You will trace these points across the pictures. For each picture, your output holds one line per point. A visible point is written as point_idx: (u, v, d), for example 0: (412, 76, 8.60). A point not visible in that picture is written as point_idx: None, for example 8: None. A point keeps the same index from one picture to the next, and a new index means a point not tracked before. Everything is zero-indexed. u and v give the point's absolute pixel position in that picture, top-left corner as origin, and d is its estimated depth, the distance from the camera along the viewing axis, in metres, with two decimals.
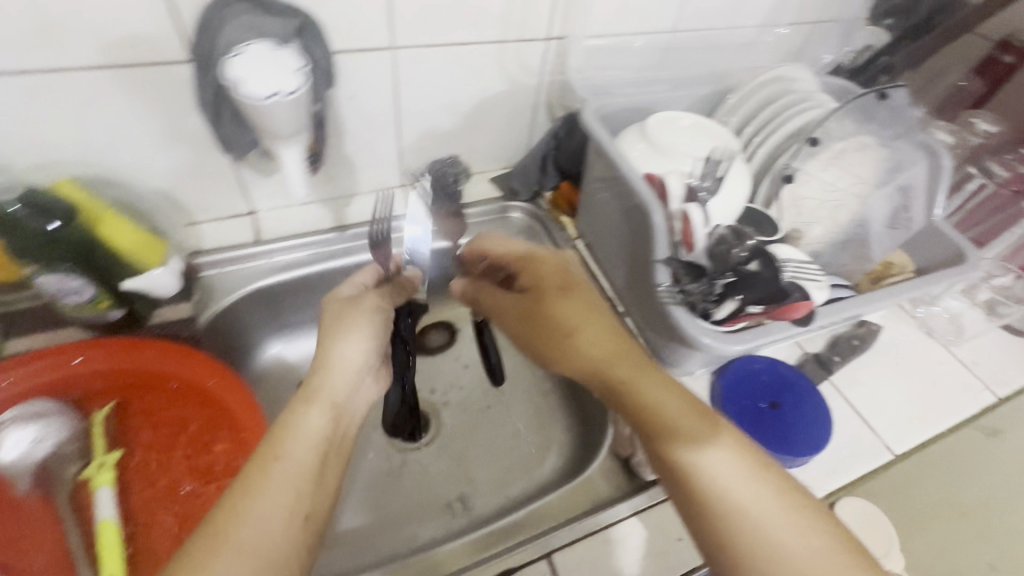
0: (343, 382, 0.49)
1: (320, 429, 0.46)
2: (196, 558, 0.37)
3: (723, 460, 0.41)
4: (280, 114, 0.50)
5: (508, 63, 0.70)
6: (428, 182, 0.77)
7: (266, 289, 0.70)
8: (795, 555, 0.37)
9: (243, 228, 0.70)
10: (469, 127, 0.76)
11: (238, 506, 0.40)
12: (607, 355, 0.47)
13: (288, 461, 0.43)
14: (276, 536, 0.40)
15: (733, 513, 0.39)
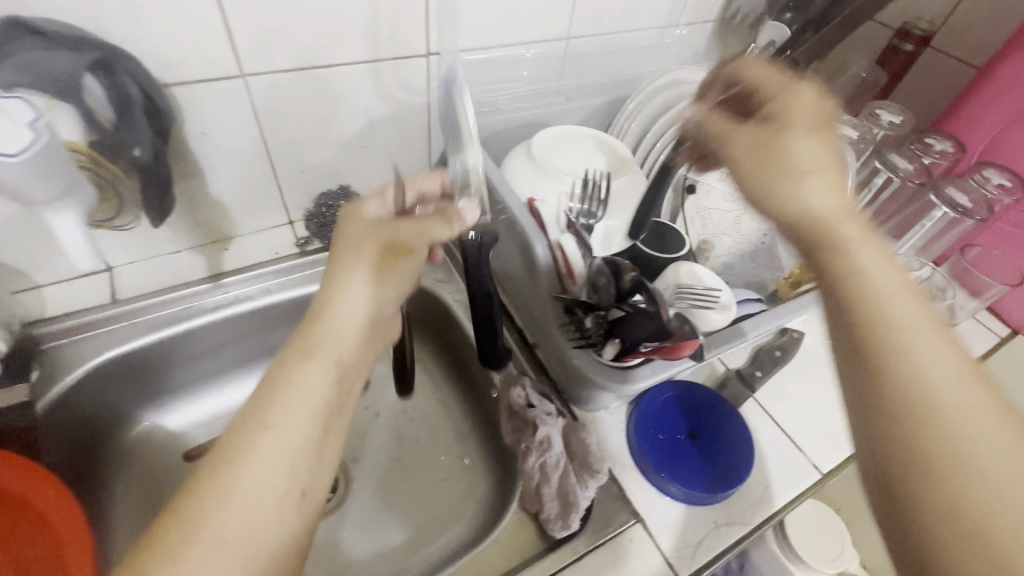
0: (358, 334, 0.38)
1: (323, 390, 0.34)
2: (158, 559, 0.27)
3: (932, 364, 0.28)
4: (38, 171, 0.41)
5: (388, 81, 0.64)
6: (316, 218, 0.71)
7: (129, 355, 0.60)
8: (991, 460, 0.25)
9: (98, 288, 0.62)
10: (357, 153, 0.70)
11: (219, 489, 0.30)
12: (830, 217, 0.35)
13: (282, 432, 0.32)
14: (260, 528, 0.30)
15: (935, 422, 0.27)
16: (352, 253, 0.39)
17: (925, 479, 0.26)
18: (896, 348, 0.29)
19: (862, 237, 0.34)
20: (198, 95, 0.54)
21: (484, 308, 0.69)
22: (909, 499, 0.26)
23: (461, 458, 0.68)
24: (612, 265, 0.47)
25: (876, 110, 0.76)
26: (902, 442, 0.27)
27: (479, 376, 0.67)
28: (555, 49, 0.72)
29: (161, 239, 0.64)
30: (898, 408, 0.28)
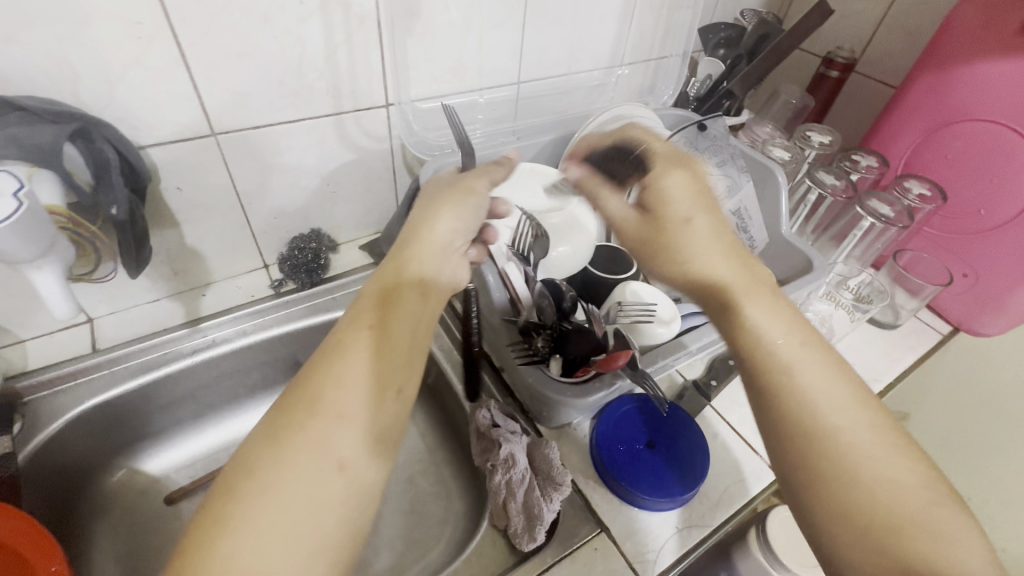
0: (437, 258, 0.45)
1: (415, 300, 0.41)
2: (295, 417, 0.33)
3: (813, 390, 0.39)
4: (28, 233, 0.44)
5: (350, 131, 0.69)
6: (290, 260, 0.74)
7: (111, 401, 0.63)
8: (868, 466, 0.35)
9: (79, 340, 0.64)
10: (326, 198, 0.74)
11: (335, 369, 0.35)
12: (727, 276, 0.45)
13: (381, 333, 0.38)
14: (372, 407, 0.35)
15: (833, 448, 0.36)
16: (421, 206, 0.47)
17: (819, 481, 0.36)
18: (792, 389, 0.39)
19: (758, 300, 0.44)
20: (173, 155, 0.59)
21: (452, 335, 0.72)
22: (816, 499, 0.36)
23: (439, 484, 0.69)
24: (553, 290, 0.55)
25: (807, 133, 0.83)
26: (803, 461, 0.37)
27: (451, 401, 0.69)
28: (505, 93, 0.78)
29: (140, 289, 0.67)
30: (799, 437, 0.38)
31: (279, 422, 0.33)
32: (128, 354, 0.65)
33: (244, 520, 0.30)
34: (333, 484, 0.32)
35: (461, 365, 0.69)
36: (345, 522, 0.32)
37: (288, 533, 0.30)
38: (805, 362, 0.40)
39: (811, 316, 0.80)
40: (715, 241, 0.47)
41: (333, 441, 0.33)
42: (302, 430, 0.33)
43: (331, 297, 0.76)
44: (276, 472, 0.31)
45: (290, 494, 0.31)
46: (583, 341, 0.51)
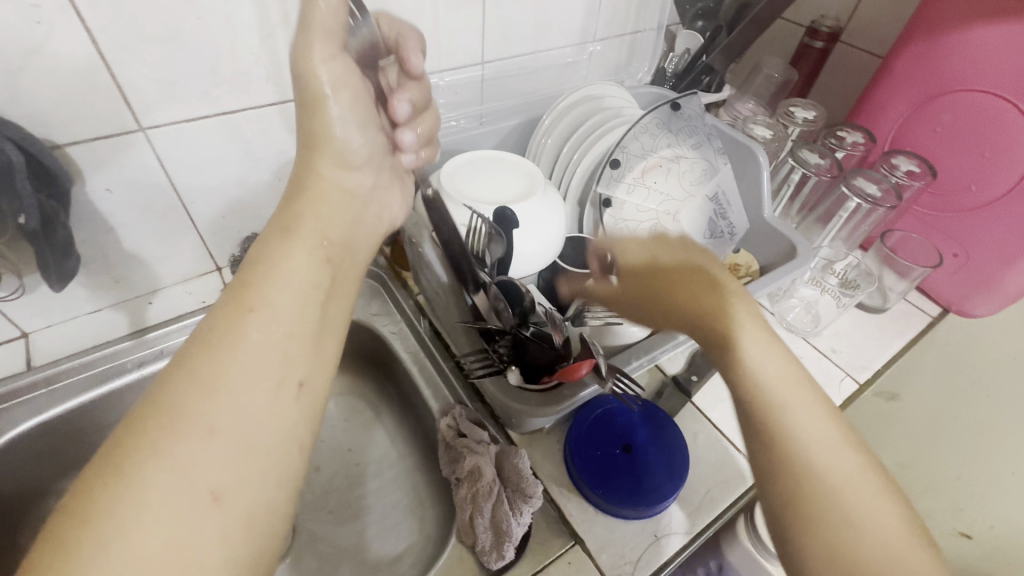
0: (330, 222, 0.40)
1: (307, 270, 0.36)
2: (147, 434, 0.27)
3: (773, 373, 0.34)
4: None
5: (299, 121, 0.64)
6: (243, 262, 0.70)
7: (49, 421, 0.58)
8: (826, 462, 0.32)
9: (12, 356, 0.60)
10: (279, 194, 0.69)
11: (204, 368, 0.30)
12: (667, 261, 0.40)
13: (265, 317, 0.32)
14: (257, 409, 0.30)
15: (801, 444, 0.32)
16: (303, 148, 0.42)
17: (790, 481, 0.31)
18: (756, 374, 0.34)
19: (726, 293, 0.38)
20: (97, 154, 0.53)
21: (419, 335, 0.68)
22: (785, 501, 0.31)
23: (410, 493, 0.66)
24: (510, 290, 0.50)
25: (790, 109, 0.79)
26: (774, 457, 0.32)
27: (420, 407, 0.66)
28: (469, 75, 0.72)
29: (77, 300, 0.62)
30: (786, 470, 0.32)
31: (136, 435, 0.27)
32: (67, 369, 0.60)
33: (95, 562, 0.24)
34: (212, 508, 0.27)
35: (429, 369, 0.65)
36: (230, 546, 0.27)
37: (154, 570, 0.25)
38: (795, 393, 0.34)
39: (796, 302, 0.77)
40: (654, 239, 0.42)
41: (201, 463, 0.27)
42: (156, 455, 0.27)
43: None
44: (135, 501, 0.26)
45: (155, 524, 0.25)
46: (545, 346, 0.47)
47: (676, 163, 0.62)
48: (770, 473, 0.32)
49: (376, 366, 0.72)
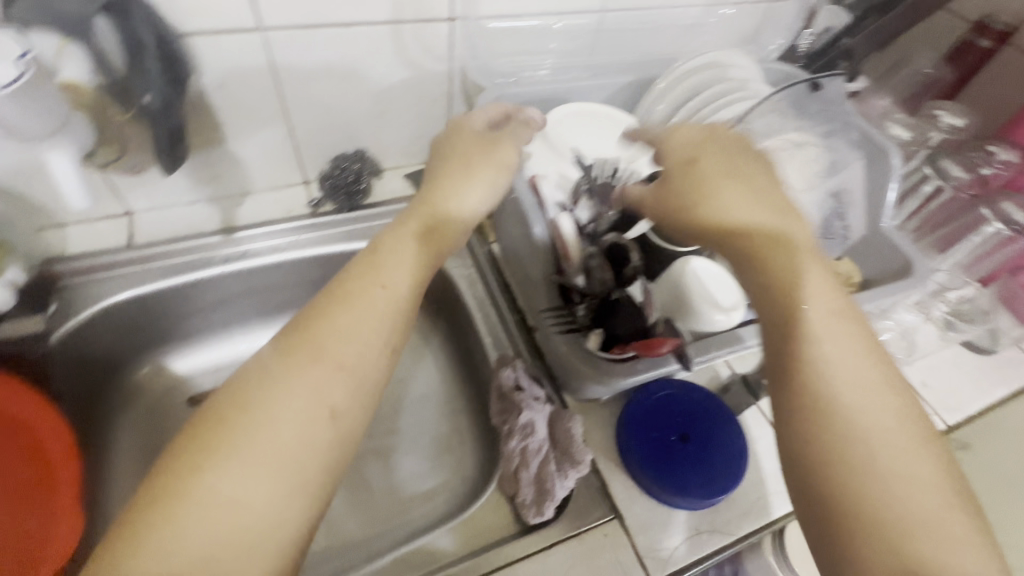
0: (454, 228, 0.45)
1: (419, 258, 0.42)
2: (295, 362, 0.35)
3: (837, 362, 0.36)
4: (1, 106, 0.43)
5: (408, 46, 0.62)
6: (330, 178, 0.70)
7: (143, 297, 0.63)
8: (886, 462, 0.33)
9: (118, 230, 0.64)
10: (376, 118, 0.69)
11: (337, 319, 0.37)
12: (753, 221, 0.42)
13: (394, 291, 0.39)
14: (370, 361, 0.36)
15: (856, 443, 0.34)
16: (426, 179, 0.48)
17: (831, 461, 0.34)
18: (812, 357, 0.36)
19: (803, 256, 0.41)
20: (215, 45, 0.54)
21: (488, 283, 0.67)
22: (821, 486, 0.34)
23: (450, 433, 0.67)
24: (613, 252, 0.49)
25: (936, 112, 0.70)
26: (819, 446, 0.34)
27: (477, 354, 0.66)
28: (588, 22, 0.68)
29: (175, 188, 0.65)
30: (833, 448, 0.34)
31: (275, 365, 0.34)
32: (160, 252, 0.64)
33: (235, 453, 0.31)
34: (321, 432, 0.33)
35: (493, 318, 0.64)
36: (327, 467, 0.33)
37: (278, 464, 0.32)
38: (864, 397, 0.35)
39: (890, 325, 0.70)
40: (741, 170, 0.44)
41: (327, 389, 0.34)
42: (298, 375, 0.34)
43: (368, 224, 0.72)
44: (271, 408, 0.33)
45: (280, 428, 0.32)
46: (627, 316, 0.46)
47: (800, 150, 0.56)
48: (822, 455, 0.34)
49: (439, 307, 0.73)
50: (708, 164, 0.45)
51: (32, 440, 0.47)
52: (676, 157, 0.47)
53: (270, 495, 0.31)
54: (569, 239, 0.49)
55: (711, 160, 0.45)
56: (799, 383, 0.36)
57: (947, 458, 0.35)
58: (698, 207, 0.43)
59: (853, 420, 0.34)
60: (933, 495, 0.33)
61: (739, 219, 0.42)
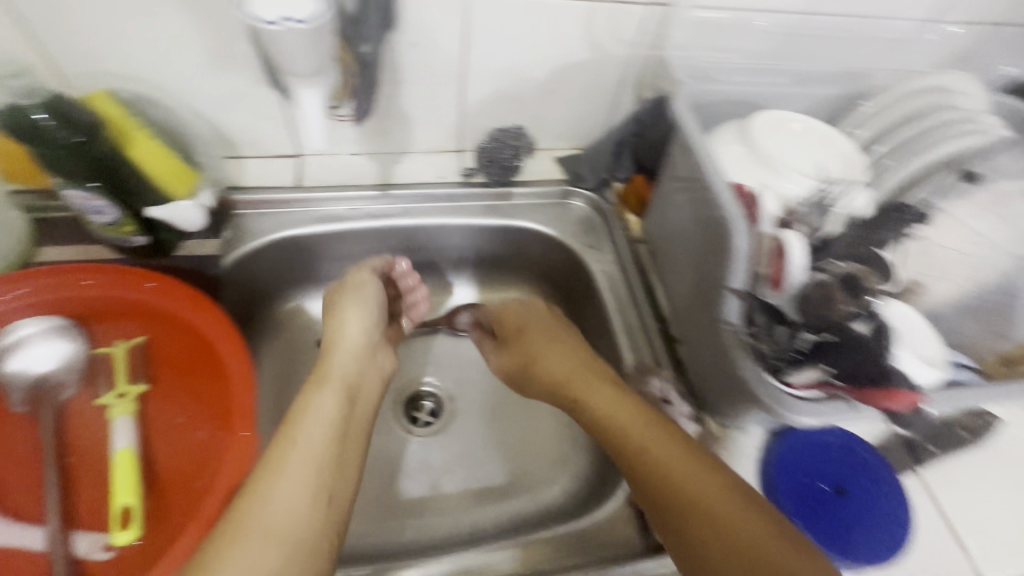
0: (348, 363, 0.50)
1: (333, 411, 0.45)
2: (221, 530, 0.37)
3: (663, 447, 0.44)
4: (292, 47, 0.41)
5: (597, 28, 0.60)
6: (487, 153, 0.70)
7: (300, 237, 0.66)
8: (731, 521, 0.39)
9: (287, 171, 0.67)
10: (543, 98, 0.67)
11: (260, 488, 0.38)
12: (564, 374, 0.52)
13: (303, 438, 0.42)
14: (300, 516, 0.38)
15: (703, 513, 0.40)
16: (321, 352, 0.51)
17: (684, 532, 0.40)
18: (645, 461, 0.44)
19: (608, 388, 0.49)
20: (420, 5, 0.54)
21: (629, 284, 0.65)
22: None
23: (561, 426, 0.67)
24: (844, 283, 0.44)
25: None
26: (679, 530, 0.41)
27: (607, 355, 0.64)
28: (794, 22, 0.61)
29: (345, 139, 0.66)
30: (686, 522, 0.40)
31: (200, 553, 0.35)
32: (321, 199, 0.67)
33: None
34: None
35: (633, 322, 0.63)
36: None
37: (277, 518, 0.37)
38: (657, 464, 0.43)
39: None
40: (588, 375, 0.51)
41: (262, 551, 0.36)
42: (235, 542, 0.36)
43: (513, 203, 0.72)
44: (285, 474, 0.40)
45: (292, 489, 0.39)
46: (856, 355, 0.40)
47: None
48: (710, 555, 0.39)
49: (568, 299, 0.72)
50: (535, 327, 0.58)
51: (210, 351, 0.48)
52: (524, 329, 0.59)
53: (276, 534, 0.37)
54: (801, 262, 0.43)
55: (552, 358, 0.54)
56: (670, 499, 0.41)
57: (760, 505, 0.40)
58: (582, 401, 0.50)
59: (664, 471, 0.42)
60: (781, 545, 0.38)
61: (598, 404, 0.49)
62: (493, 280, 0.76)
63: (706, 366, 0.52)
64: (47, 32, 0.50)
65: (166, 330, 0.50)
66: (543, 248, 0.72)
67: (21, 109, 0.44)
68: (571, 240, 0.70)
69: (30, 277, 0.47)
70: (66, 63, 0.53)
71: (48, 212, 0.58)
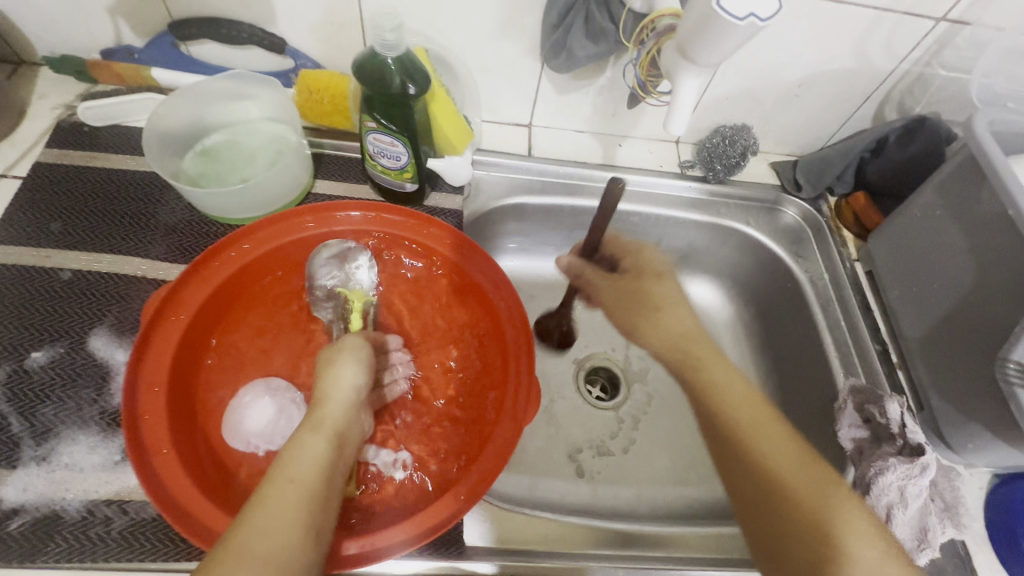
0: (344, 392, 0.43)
1: (332, 423, 0.40)
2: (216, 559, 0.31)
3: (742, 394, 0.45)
4: (731, 42, 0.37)
5: (873, 38, 0.59)
6: (710, 146, 0.69)
7: (525, 204, 0.69)
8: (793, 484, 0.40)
9: (518, 137, 0.70)
10: (783, 100, 0.67)
11: (248, 521, 0.33)
12: (681, 332, 0.49)
13: (303, 457, 0.37)
14: (292, 550, 0.32)
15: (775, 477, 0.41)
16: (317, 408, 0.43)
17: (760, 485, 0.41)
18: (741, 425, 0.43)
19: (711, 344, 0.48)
20: None
21: (843, 302, 0.65)
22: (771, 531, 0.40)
23: None
24: None
25: None
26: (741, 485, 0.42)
27: (809, 368, 0.65)
28: None
29: (577, 113, 0.69)
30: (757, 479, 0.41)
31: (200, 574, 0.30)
32: (550, 170, 0.69)
33: None
34: None
35: (846, 340, 0.62)
36: None
37: (262, 551, 0.31)
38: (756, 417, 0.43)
39: None
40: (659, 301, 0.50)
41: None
42: (233, 562, 0.31)
43: (726, 201, 0.72)
44: (272, 506, 0.34)
45: (280, 518, 0.33)
46: None
47: None
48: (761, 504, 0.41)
49: (763, 305, 0.73)
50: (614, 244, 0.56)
51: (478, 291, 0.53)
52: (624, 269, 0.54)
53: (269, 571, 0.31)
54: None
55: (717, 374, 0.46)
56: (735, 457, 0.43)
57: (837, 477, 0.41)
58: (675, 343, 0.48)
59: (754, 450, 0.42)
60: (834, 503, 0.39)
61: (693, 349, 0.47)
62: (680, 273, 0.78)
63: (948, 398, 0.54)
64: None
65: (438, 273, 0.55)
66: (747, 250, 0.72)
67: (375, 55, 0.49)
68: (779, 247, 0.70)
69: (325, 212, 0.52)
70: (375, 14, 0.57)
71: (322, 150, 0.65)
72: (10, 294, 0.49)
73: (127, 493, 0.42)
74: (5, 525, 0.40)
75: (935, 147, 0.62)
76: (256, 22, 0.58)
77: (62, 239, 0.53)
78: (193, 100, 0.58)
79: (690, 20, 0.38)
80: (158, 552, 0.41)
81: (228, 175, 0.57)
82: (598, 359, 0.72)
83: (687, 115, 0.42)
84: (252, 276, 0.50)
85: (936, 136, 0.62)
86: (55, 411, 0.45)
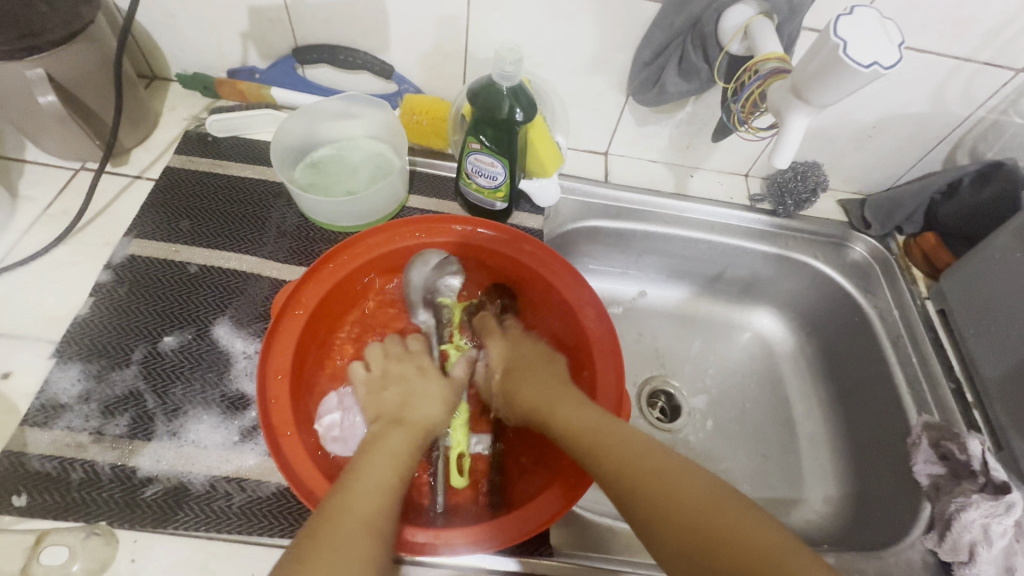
0: (415, 400, 0.51)
1: (420, 421, 0.49)
2: (319, 516, 0.37)
3: (536, 383, 0.52)
4: (849, 87, 0.42)
5: (951, 85, 0.62)
6: (782, 181, 0.72)
7: (600, 227, 0.71)
8: (692, 498, 0.39)
9: (594, 164, 0.74)
10: (855, 140, 0.70)
11: (338, 483, 0.40)
12: (535, 396, 0.51)
13: (375, 450, 0.44)
14: (380, 507, 0.39)
15: (665, 482, 0.40)
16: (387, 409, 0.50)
17: (650, 494, 0.40)
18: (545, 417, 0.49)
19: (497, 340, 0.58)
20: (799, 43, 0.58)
21: (915, 339, 0.65)
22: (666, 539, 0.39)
23: (805, 458, 0.69)
24: None
25: None
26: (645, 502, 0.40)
27: (879, 403, 0.65)
28: None
29: (653, 144, 0.73)
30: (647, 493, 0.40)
31: (312, 528, 0.36)
32: (624, 194, 0.72)
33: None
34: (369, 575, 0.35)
35: (919, 377, 0.63)
36: None
37: (362, 520, 0.37)
38: (557, 399, 0.50)
39: None
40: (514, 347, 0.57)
41: (356, 530, 0.36)
42: (334, 514, 0.37)
43: (794, 234, 0.74)
44: (362, 474, 0.41)
45: (365, 482, 0.40)
46: None
47: None
48: (655, 517, 0.39)
49: (828, 338, 0.74)
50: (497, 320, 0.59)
51: (559, 303, 0.56)
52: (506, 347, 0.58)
53: (365, 522, 0.37)
54: None
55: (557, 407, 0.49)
56: (625, 483, 0.42)
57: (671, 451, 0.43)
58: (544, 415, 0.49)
59: (619, 457, 0.43)
60: (702, 490, 0.40)
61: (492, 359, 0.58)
62: (742, 302, 0.80)
63: None
64: (483, 21, 0.60)
65: (524, 284, 0.59)
66: (813, 283, 0.74)
67: (493, 82, 0.54)
68: (847, 281, 0.71)
69: (432, 224, 0.56)
70: (479, 47, 0.62)
71: (415, 167, 0.70)
72: (147, 283, 0.54)
73: (245, 472, 0.46)
74: (141, 491, 0.44)
75: (1011, 191, 0.64)
76: (369, 50, 0.64)
77: (190, 236, 0.58)
78: (307, 118, 0.63)
79: (811, 65, 0.42)
80: (275, 529, 0.44)
81: (332, 187, 0.61)
82: (660, 381, 0.74)
83: (796, 150, 0.47)
84: (360, 282, 0.55)
85: (1013, 181, 0.64)
86: (184, 391, 0.49)
